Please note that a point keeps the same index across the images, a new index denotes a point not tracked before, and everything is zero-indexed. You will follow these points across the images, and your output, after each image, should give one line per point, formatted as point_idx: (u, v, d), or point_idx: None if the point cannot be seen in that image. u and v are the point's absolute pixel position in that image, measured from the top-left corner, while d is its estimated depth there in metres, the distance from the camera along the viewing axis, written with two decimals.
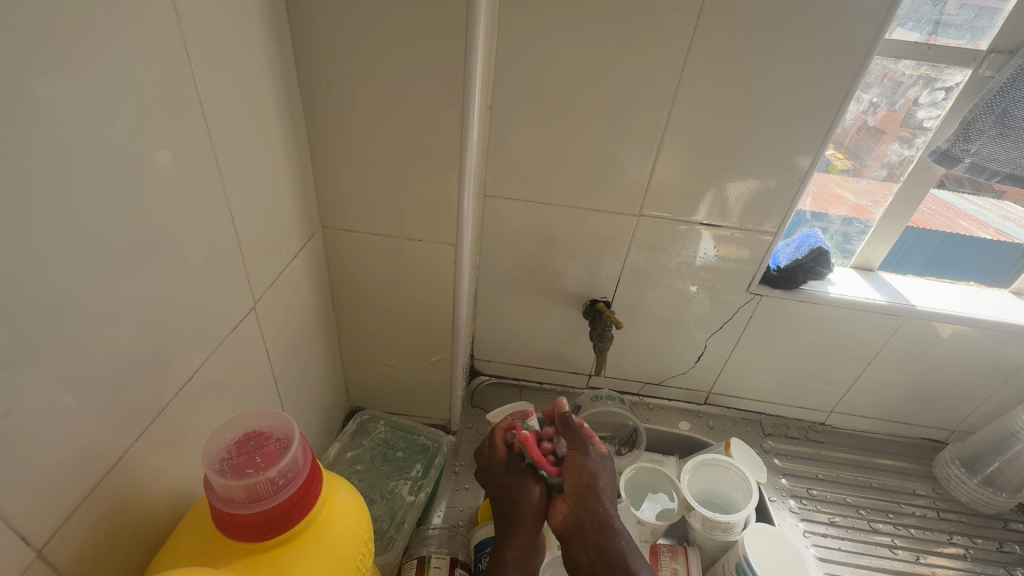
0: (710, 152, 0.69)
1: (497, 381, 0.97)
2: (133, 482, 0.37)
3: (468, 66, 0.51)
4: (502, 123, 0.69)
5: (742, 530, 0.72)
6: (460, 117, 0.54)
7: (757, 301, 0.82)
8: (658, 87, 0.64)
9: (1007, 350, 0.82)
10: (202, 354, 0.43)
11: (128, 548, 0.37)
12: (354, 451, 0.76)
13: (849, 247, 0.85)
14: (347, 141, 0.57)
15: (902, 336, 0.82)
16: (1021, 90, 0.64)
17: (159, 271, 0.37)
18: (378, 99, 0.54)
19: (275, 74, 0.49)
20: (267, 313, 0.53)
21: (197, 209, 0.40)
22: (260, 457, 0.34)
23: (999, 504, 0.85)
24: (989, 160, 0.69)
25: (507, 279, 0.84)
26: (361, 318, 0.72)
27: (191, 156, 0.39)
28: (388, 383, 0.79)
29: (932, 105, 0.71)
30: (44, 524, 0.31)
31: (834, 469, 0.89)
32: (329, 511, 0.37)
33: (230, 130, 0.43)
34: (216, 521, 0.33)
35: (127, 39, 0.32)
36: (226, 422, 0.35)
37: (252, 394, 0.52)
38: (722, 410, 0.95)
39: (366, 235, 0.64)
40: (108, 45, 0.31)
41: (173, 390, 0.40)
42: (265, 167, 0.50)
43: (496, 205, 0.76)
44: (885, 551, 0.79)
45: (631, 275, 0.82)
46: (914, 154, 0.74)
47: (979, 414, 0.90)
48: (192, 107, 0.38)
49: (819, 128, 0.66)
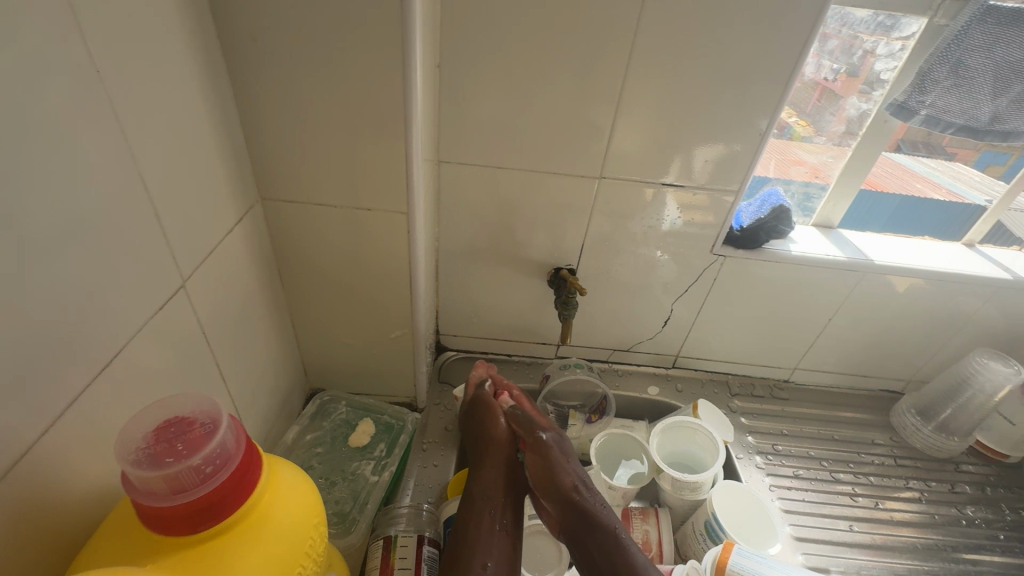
0: (670, 110, 0.66)
1: (464, 356, 0.95)
2: (41, 478, 0.34)
3: (406, 16, 0.47)
4: (453, 84, 0.65)
5: (711, 488, 0.73)
6: (400, 74, 0.50)
7: (721, 263, 0.81)
8: (615, 41, 0.61)
9: (960, 301, 0.84)
10: (117, 339, 0.39)
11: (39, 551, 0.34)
12: (314, 433, 0.73)
13: (810, 205, 0.86)
14: (279, 104, 0.52)
15: (861, 292, 0.83)
16: (975, 39, 0.65)
17: (51, 248, 0.33)
18: (310, 55, 0.49)
19: (189, 27, 0.44)
20: (199, 293, 0.49)
21: (95, 176, 0.36)
22: (182, 444, 0.31)
23: (951, 449, 0.88)
24: (943, 112, 0.70)
25: (469, 250, 0.81)
26: (313, 295, 0.68)
27: (81, 115, 0.34)
28: (347, 363, 0.76)
29: (888, 57, 0.70)
30: None
31: (798, 424, 0.91)
32: (272, 497, 0.35)
33: (132, 89, 0.39)
34: (140, 517, 0.30)
35: None
36: (144, 409, 0.32)
37: (188, 380, 0.48)
38: (690, 372, 0.96)
39: (310, 206, 0.60)
40: None
41: (82, 376, 0.37)
42: (183, 132, 0.45)
43: (452, 172, 0.73)
44: (846, 499, 0.81)
45: (595, 241, 0.80)
46: (872, 108, 0.74)
47: (933, 364, 0.93)
48: (78, 59, 0.34)
49: (778, 82, 0.64)
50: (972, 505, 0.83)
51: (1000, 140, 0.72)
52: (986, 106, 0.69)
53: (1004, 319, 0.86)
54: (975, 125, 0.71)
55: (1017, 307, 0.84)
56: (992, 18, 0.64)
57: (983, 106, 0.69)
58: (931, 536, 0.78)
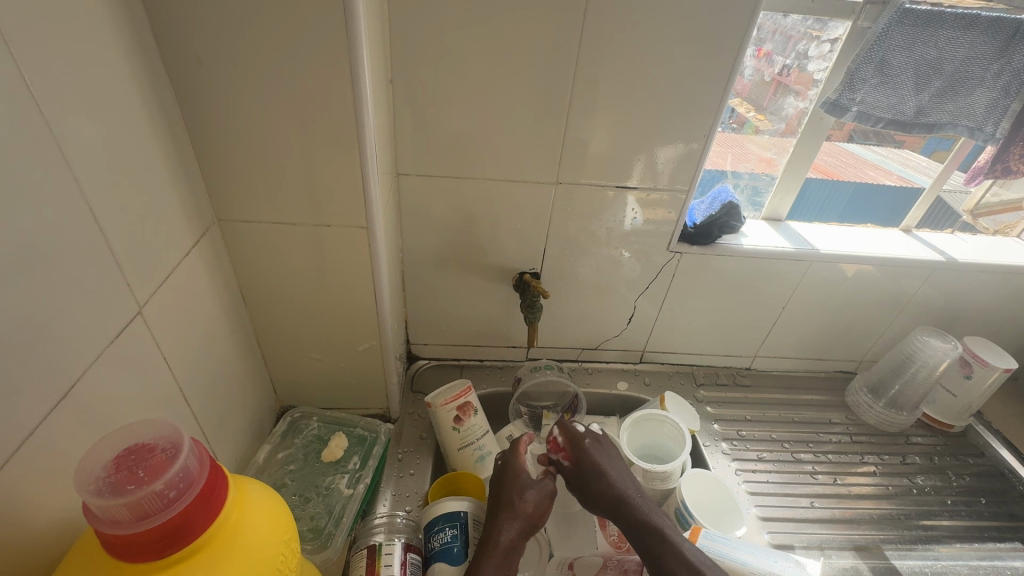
0: (619, 115, 0.69)
1: (436, 364, 0.95)
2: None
3: (352, 35, 0.48)
4: (407, 98, 0.66)
5: (679, 477, 0.75)
6: (350, 91, 0.51)
7: (678, 260, 0.84)
8: (562, 50, 0.64)
9: (901, 283, 0.90)
10: (72, 369, 0.39)
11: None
12: (286, 451, 0.72)
13: (759, 200, 0.90)
14: (231, 125, 0.53)
15: (811, 279, 0.88)
16: (895, 39, 0.70)
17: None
18: (259, 77, 0.50)
19: (132, 53, 0.44)
20: (157, 317, 0.49)
21: (39, 208, 0.36)
22: (143, 470, 0.31)
23: (901, 423, 0.94)
24: (872, 107, 0.75)
25: (434, 260, 0.82)
26: (278, 313, 0.68)
27: (23, 148, 0.34)
28: (317, 378, 0.76)
29: (820, 58, 0.75)
30: None
31: (760, 409, 0.95)
32: (240, 516, 0.35)
33: (76, 117, 0.39)
34: (104, 545, 0.30)
35: None
36: (102, 439, 0.32)
37: (149, 405, 0.48)
38: (657, 366, 0.99)
39: (269, 225, 0.60)
40: None
41: (36, 410, 0.36)
42: (132, 158, 0.45)
43: (411, 184, 0.74)
44: (808, 477, 0.85)
45: (558, 244, 0.82)
46: (809, 107, 0.78)
47: (882, 344, 0.98)
48: (16, 91, 0.34)
49: (718, 85, 0.68)
50: (922, 474, 0.88)
51: (926, 132, 0.78)
52: (911, 101, 0.75)
53: (941, 298, 0.92)
54: (902, 119, 0.77)
55: (951, 286, 0.90)
56: (908, 20, 0.69)
57: (906, 101, 0.75)
58: (887, 506, 0.83)
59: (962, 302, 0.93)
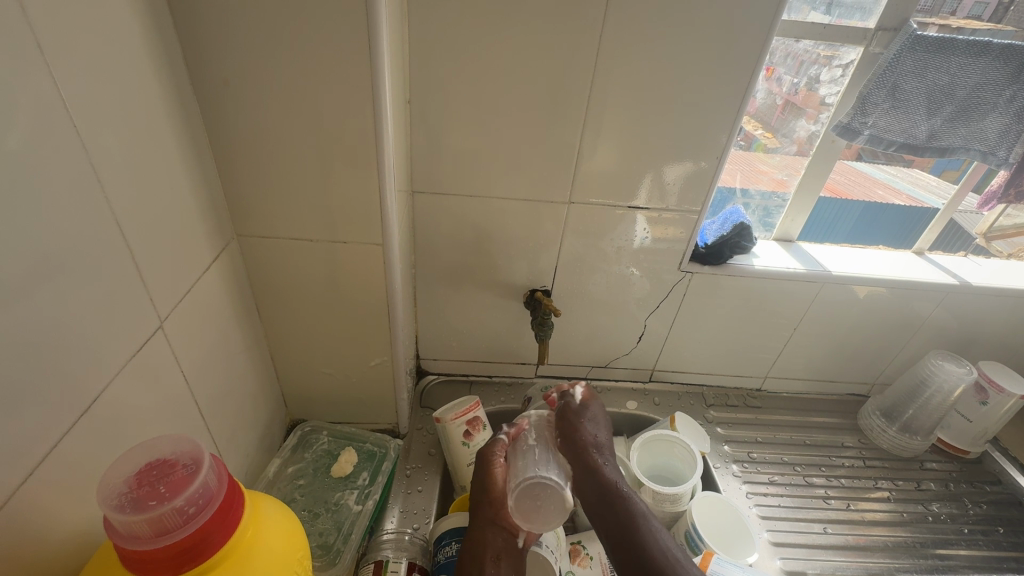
0: (630, 136, 0.70)
1: (445, 380, 0.96)
2: (22, 529, 0.35)
3: (374, 58, 0.49)
4: (424, 118, 0.68)
5: (690, 500, 0.75)
6: (371, 112, 0.52)
7: (689, 279, 0.84)
8: (576, 74, 0.65)
9: (915, 306, 0.89)
10: (95, 384, 0.40)
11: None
12: (295, 465, 0.73)
13: (770, 220, 0.90)
14: (253, 145, 0.54)
15: (822, 301, 0.87)
16: (906, 65, 0.71)
17: (36, 297, 0.35)
18: (283, 99, 0.51)
19: (163, 75, 0.46)
20: (177, 331, 0.50)
21: (73, 225, 0.37)
22: (164, 486, 0.31)
23: (915, 448, 0.92)
24: (884, 131, 0.76)
25: (446, 275, 0.83)
26: (290, 328, 0.69)
27: (64, 171, 0.36)
28: (327, 393, 0.76)
29: (831, 82, 0.76)
30: None
31: (772, 432, 0.94)
32: (255, 533, 0.36)
33: (111, 136, 0.40)
34: (123, 560, 0.31)
35: None
36: (124, 454, 0.33)
37: (166, 418, 0.49)
38: (667, 386, 0.99)
39: (285, 241, 0.61)
40: None
41: (60, 425, 0.37)
42: (160, 178, 0.46)
43: (426, 201, 0.75)
44: (820, 502, 0.84)
45: (569, 262, 0.82)
46: (821, 129, 0.79)
47: (895, 366, 0.98)
48: (58, 116, 0.35)
49: (731, 108, 0.69)
50: (937, 501, 0.87)
51: (939, 155, 0.79)
52: (923, 125, 0.75)
53: (955, 321, 0.91)
54: (915, 143, 0.77)
55: (966, 309, 0.90)
56: (920, 46, 0.69)
57: (919, 125, 0.75)
58: (901, 533, 0.82)
59: (977, 326, 0.92)
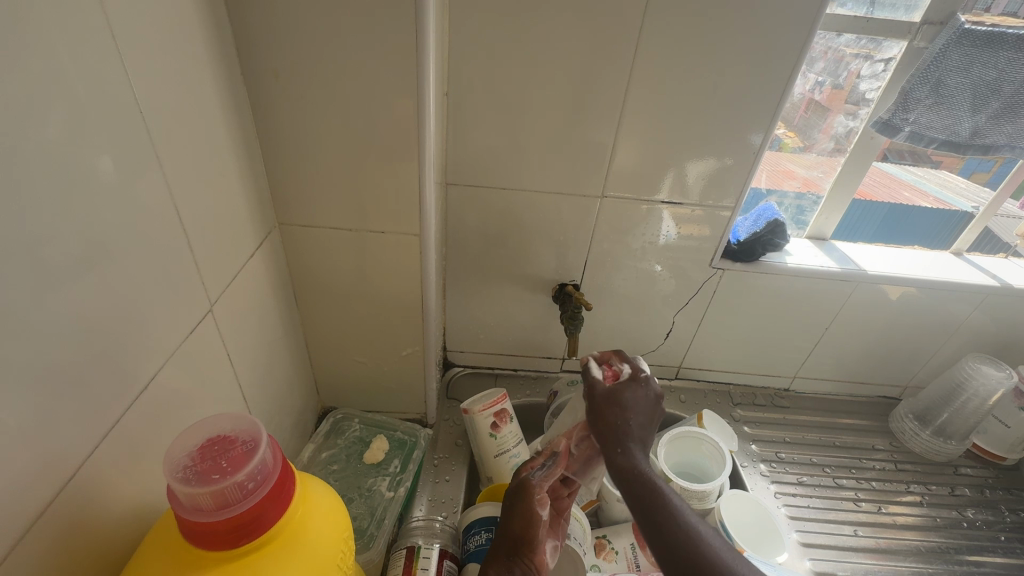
0: (664, 131, 0.70)
1: (471, 372, 0.97)
2: (88, 496, 0.37)
3: (419, 50, 0.50)
4: (460, 111, 0.68)
5: (717, 498, 0.74)
6: (413, 104, 0.53)
7: (720, 276, 0.84)
8: (612, 68, 0.65)
9: (952, 308, 0.87)
10: (151, 364, 0.42)
11: (80, 562, 0.36)
12: (328, 451, 0.75)
13: (803, 218, 0.89)
14: (296, 136, 0.55)
15: (855, 301, 0.86)
16: (951, 60, 0.69)
17: (100, 279, 0.36)
18: (327, 91, 0.52)
19: (217, 67, 0.47)
20: (223, 315, 0.52)
21: (136, 210, 0.39)
22: (225, 462, 0.33)
23: (949, 452, 0.91)
24: (926, 128, 0.74)
25: (476, 268, 0.83)
26: (325, 316, 0.70)
27: (131, 160, 0.38)
28: (358, 381, 0.78)
29: (872, 77, 0.74)
30: (6, 535, 0.31)
31: (799, 432, 0.93)
32: (305, 512, 0.37)
33: (169, 126, 0.42)
34: (183, 531, 0.32)
35: (49, 41, 0.31)
36: (187, 430, 0.34)
37: (212, 400, 0.51)
38: (693, 383, 0.98)
39: (324, 230, 0.62)
40: (30, 50, 0.30)
41: (120, 401, 0.39)
42: (211, 167, 0.48)
43: (459, 194, 0.75)
44: (850, 505, 0.83)
45: (597, 257, 0.82)
46: (858, 126, 0.77)
47: (929, 370, 0.96)
48: (124, 105, 0.37)
49: (769, 103, 0.68)
50: (972, 507, 0.85)
51: (981, 153, 0.77)
52: (967, 122, 0.73)
53: (993, 324, 0.89)
54: (957, 140, 0.75)
55: (1006, 312, 0.87)
56: (966, 41, 0.68)
57: (962, 122, 0.74)
58: (933, 538, 0.80)
59: (1017, 330, 0.90)
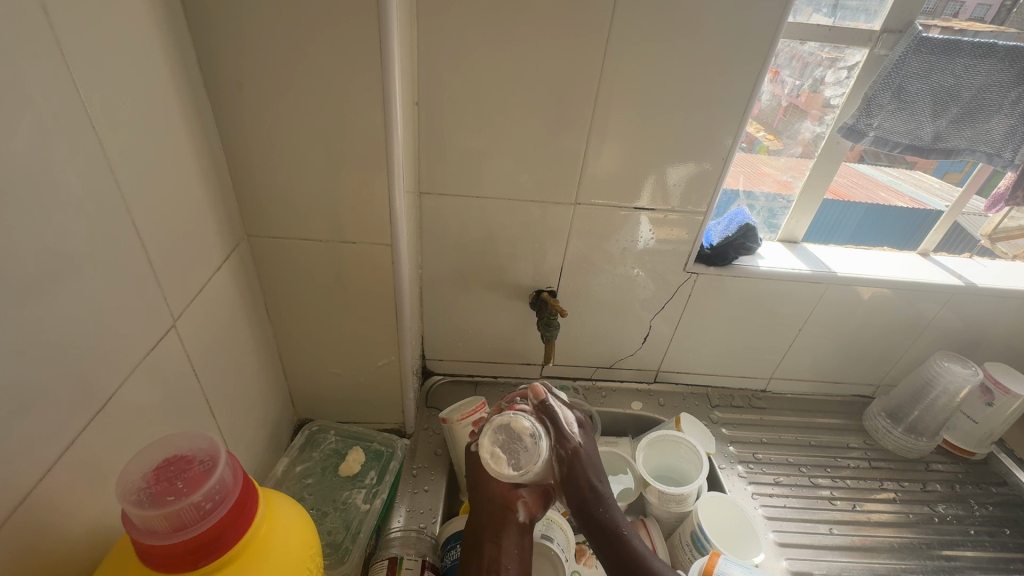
0: (637, 137, 0.71)
1: (450, 380, 0.96)
2: (47, 520, 0.36)
3: (385, 60, 0.50)
4: (433, 119, 0.68)
5: (695, 501, 0.75)
6: (381, 113, 0.53)
7: (695, 280, 0.85)
8: (581, 76, 0.66)
9: (921, 308, 0.89)
10: (112, 378, 0.41)
11: None
12: (303, 464, 0.74)
13: (775, 221, 0.91)
14: (263, 145, 0.55)
15: (828, 302, 0.88)
16: (910, 66, 0.71)
17: (54, 295, 0.35)
18: (293, 101, 0.52)
19: (178, 79, 0.47)
20: (188, 329, 0.51)
21: (93, 223, 0.38)
22: (182, 482, 0.32)
23: (920, 449, 0.93)
24: (889, 133, 0.76)
25: (453, 275, 0.83)
26: (299, 327, 0.70)
27: (86, 174, 0.37)
28: (335, 392, 0.77)
29: (836, 84, 0.76)
30: None
31: (776, 432, 0.95)
32: (269, 530, 0.36)
33: (126, 139, 0.41)
34: (140, 554, 0.31)
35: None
36: (142, 450, 0.34)
37: (178, 415, 0.50)
38: (672, 386, 0.99)
39: (294, 241, 0.62)
40: None
41: (79, 420, 0.38)
42: (173, 179, 0.47)
43: (433, 202, 0.75)
44: (825, 503, 0.84)
45: (574, 263, 0.83)
46: (825, 131, 0.79)
47: (900, 367, 0.98)
48: (78, 119, 0.36)
49: (737, 109, 0.69)
50: (943, 502, 0.87)
51: (943, 156, 0.79)
52: (928, 126, 0.76)
53: (960, 322, 0.91)
54: (920, 144, 0.77)
55: (972, 310, 0.90)
56: (925, 48, 0.70)
57: (924, 127, 0.76)
58: (907, 534, 0.82)
59: (983, 327, 0.92)
